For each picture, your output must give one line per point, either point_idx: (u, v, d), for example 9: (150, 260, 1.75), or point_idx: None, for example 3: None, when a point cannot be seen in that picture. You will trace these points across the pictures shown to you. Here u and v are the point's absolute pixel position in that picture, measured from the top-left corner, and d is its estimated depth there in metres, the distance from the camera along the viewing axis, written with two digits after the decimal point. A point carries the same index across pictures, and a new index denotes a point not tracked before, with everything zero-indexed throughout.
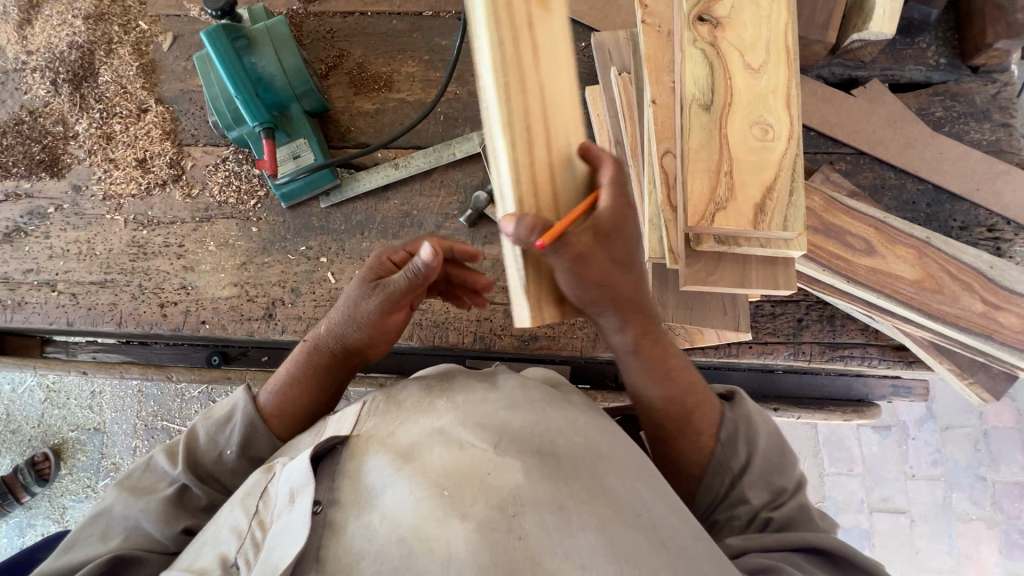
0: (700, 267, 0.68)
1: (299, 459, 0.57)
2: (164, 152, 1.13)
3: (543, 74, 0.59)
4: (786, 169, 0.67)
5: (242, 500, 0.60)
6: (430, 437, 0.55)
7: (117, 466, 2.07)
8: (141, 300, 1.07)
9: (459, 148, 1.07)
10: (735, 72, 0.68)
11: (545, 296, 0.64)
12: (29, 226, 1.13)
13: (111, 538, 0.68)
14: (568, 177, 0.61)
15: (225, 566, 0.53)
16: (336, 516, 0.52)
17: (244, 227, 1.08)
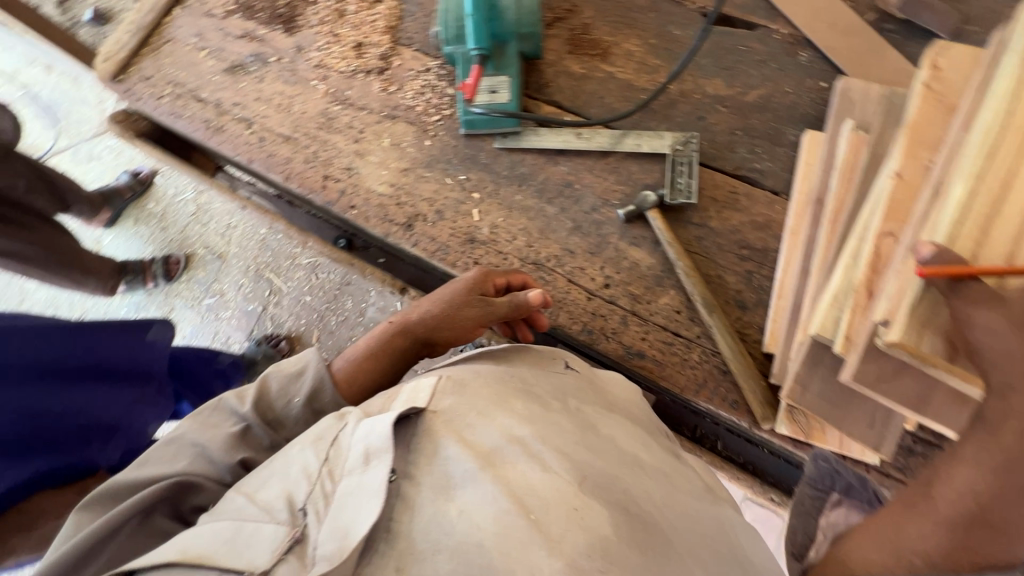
0: (874, 368, 0.59)
1: (381, 423, 0.58)
2: (381, 44, 1.19)
3: None
4: None
5: (312, 442, 0.61)
6: (512, 447, 0.59)
7: (222, 293, 2.33)
8: (310, 165, 1.15)
9: (648, 141, 1.02)
10: None
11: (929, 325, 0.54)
12: (250, 66, 1.25)
13: (179, 458, 0.69)
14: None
15: (293, 510, 0.54)
16: (409, 493, 0.55)
17: (419, 137, 1.12)
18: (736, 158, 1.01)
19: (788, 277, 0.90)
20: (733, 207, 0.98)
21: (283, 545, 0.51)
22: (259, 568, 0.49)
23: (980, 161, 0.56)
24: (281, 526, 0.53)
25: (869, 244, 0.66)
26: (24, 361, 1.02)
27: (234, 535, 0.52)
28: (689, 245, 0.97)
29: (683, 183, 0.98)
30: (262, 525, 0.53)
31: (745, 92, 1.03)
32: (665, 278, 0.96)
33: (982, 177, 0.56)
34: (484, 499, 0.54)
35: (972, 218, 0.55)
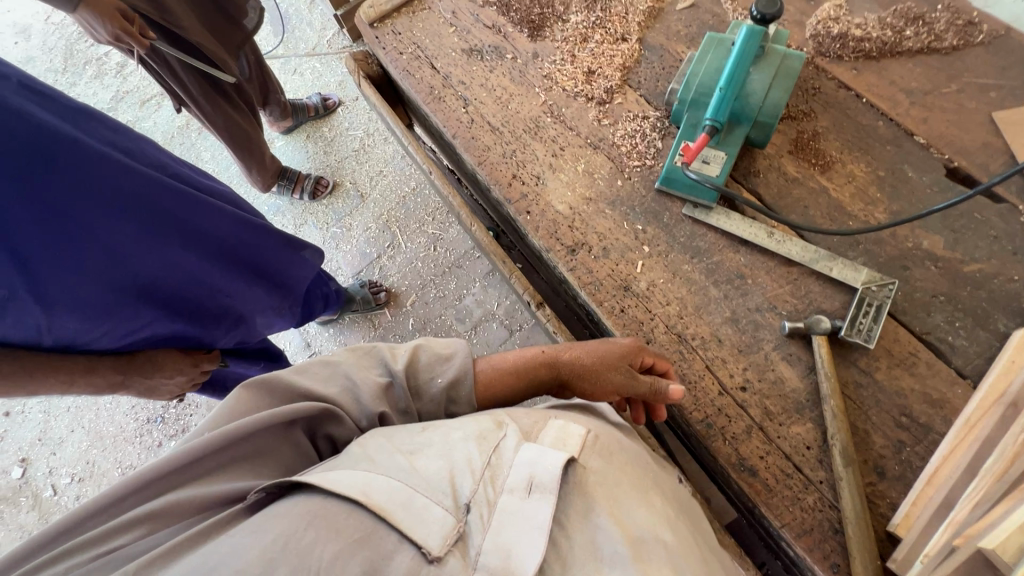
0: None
1: (547, 460, 0.71)
2: (610, 78, 1.24)
3: None
4: None
5: (478, 441, 0.74)
6: (654, 542, 0.68)
7: (349, 227, 2.50)
8: (505, 161, 1.21)
9: (841, 269, 0.98)
10: None
11: None
12: (487, 55, 1.35)
13: (331, 384, 0.81)
14: None
15: (461, 507, 0.67)
16: (561, 542, 0.66)
17: (612, 174, 1.15)
18: (929, 322, 0.94)
19: (945, 467, 0.82)
20: (907, 369, 0.91)
21: (450, 536, 0.63)
22: (432, 550, 0.61)
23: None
24: (447, 514, 0.65)
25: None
26: (218, 242, 1.20)
27: (408, 505, 0.65)
28: (845, 387, 0.92)
29: (865, 325, 0.93)
30: (434, 508, 0.65)
31: (965, 260, 0.97)
32: (807, 409, 0.92)
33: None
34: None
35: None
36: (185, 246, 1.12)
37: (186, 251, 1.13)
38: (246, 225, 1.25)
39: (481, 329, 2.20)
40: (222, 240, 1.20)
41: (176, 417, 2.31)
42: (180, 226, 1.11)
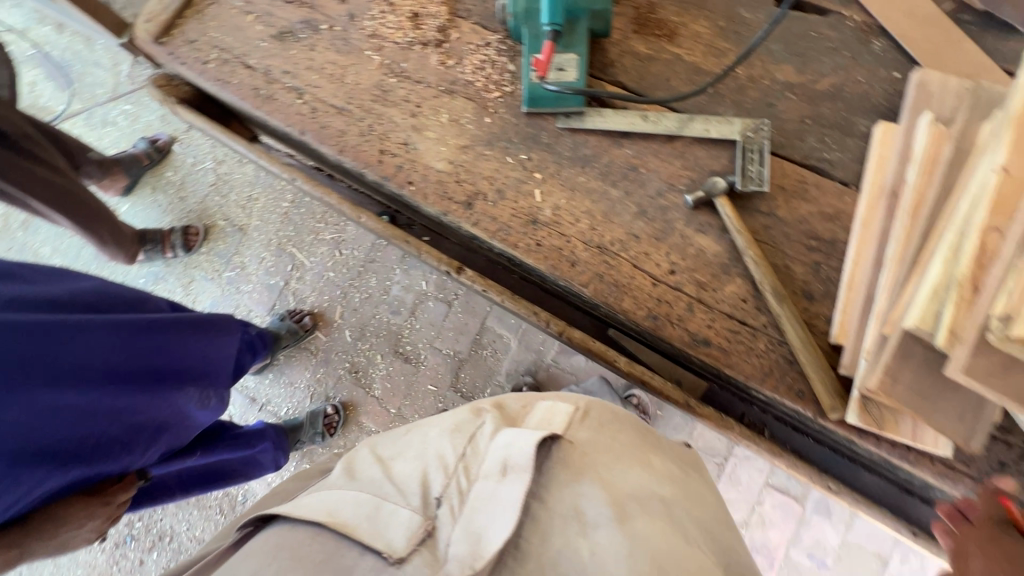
0: (987, 360, 0.58)
1: (518, 446, 0.87)
2: (438, 15, 1.16)
3: None
4: None
5: (454, 442, 0.95)
6: (633, 499, 0.85)
7: (242, 266, 2.30)
8: (366, 139, 1.12)
9: (716, 127, 1.01)
10: None
11: None
12: (300, 34, 1.21)
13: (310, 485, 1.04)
14: None
15: (427, 503, 0.88)
16: (541, 516, 0.84)
17: (478, 114, 1.10)
18: (805, 147, 1.00)
19: (859, 269, 0.89)
20: (801, 197, 0.97)
21: (421, 534, 0.83)
22: (395, 552, 0.80)
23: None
24: (417, 514, 0.85)
25: (970, 238, 0.65)
26: (97, 363, 1.10)
27: (375, 514, 0.86)
28: (757, 234, 0.97)
29: (754, 171, 0.96)
30: (404, 509, 0.86)
31: (816, 80, 1.02)
32: (732, 267, 0.96)
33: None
34: (614, 544, 0.79)
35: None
36: (55, 384, 1.03)
37: (53, 390, 1.03)
38: (121, 331, 1.14)
39: (420, 312, 2.13)
40: (99, 361, 1.10)
41: (147, 527, 2.12)
42: (40, 366, 1.02)
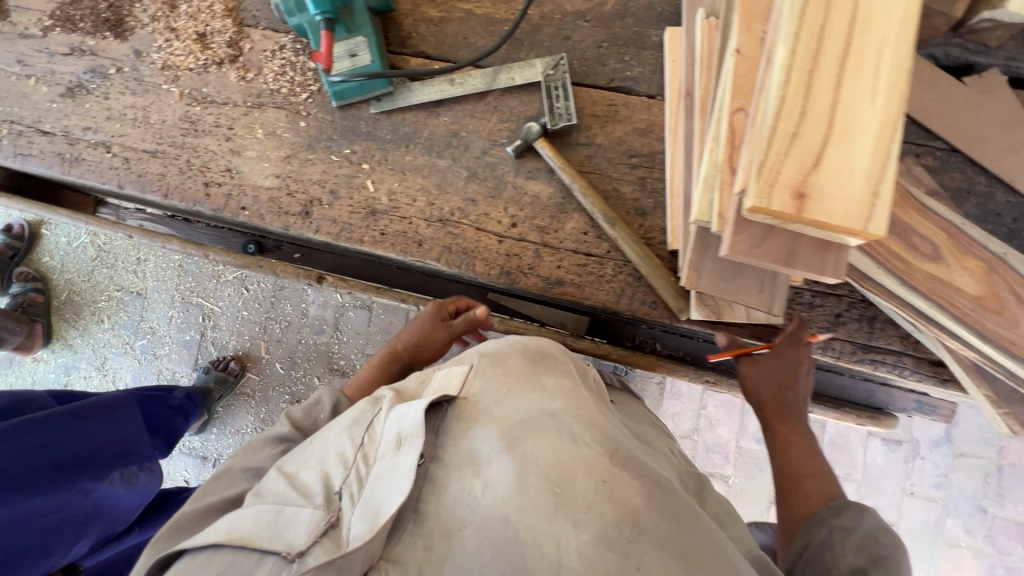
0: (744, 237, 0.63)
1: (410, 413, 0.69)
2: (225, 30, 1.11)
3: (880, 3, 0.56)
4: (876, 153, 0.55)
5: (349, 428, 0.74)
6: (543, 421, 0.68)
7: (153, 330, 2.20)
8: (187, 176, 1.08)
9: (520, 73, 1.01)
10: (838, 7, 0.57)
11: (779, 183, 0.56)
12: (90, 84, 1.14)
13: (239, 481, 0.83)
14: (852, 81, 0.56)
15: (328, 495, 0.67)
16: (440, 477, 0.66)
17: (293, 120, 1.07)
18: (608, 70, 1.02)
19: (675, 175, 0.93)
20: (614, 120, 1.00)
21: (318, 527, 0.62)
22: (295, 548, 0.60)
23: (800, 16, 0.57)
24: (317, 510, 0.65)
25: (722, 125, 0.69)
26: None
27: (275, 518, 0.65)
28: (582, 166, 0.99)
29: (562, 107, 0.97)
30: (302, 509, 0.65)
31: (603, 2, 1.03)
32: (567, 204, 0.98)
33: (800, 31, 0.57)
34: (514, 477, 0.62)
35: (797, 77, 0.57)
36: None
37: None
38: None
39: (343, 324, 2.11)
40: None
41: None
42: None
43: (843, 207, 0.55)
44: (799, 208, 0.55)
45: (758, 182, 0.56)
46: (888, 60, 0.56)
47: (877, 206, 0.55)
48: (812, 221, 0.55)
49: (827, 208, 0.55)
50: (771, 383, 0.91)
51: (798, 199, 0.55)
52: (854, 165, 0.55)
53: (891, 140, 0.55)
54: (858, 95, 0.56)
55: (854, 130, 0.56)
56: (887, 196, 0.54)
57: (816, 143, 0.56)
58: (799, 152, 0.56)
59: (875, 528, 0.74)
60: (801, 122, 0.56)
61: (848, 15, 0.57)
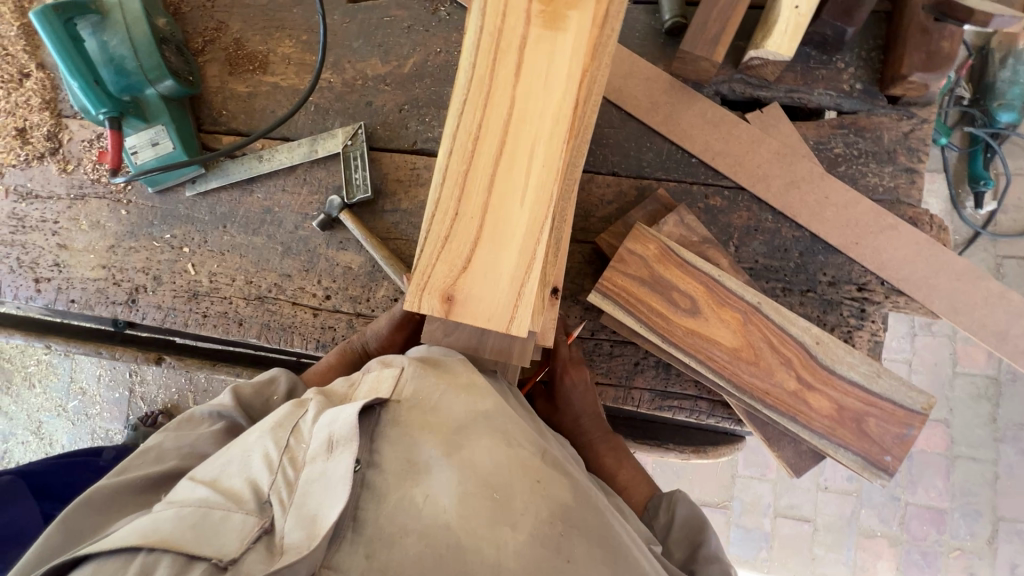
0: (438, 325, 0.73)
1: (347, 412, 0.57)
2: (42, 123, 1.11)
3: (530, 114, 0.59)
4: (522, 260, 0.59)
5: (273, 430, 0.59)
6: (477, 422, 0.59)
7: (83, 391, 2.19)
8: (18, 273, 1.09)
9: (323, 144, 1.02)
10: (491, 119, 0.59)
11: (433, 286, 0.61)
12: None
13: (167, 461, 0.68)
14: (502, 191, 0.60)
15: (260, 500, 0.54)
16: (374, 479, 0.55)
17: (114, 209, 1.08)
18: (410, 133, 1.02)
19: None
20: (417, 184, 1.01)
21: (251, 534, 0.50)
22: (228, 555, 0.48)
23: (460, 118, 0.60)
24: (250, 516, 0.52)
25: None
26: None
27: (201, 522, 0.50)
28: (389, 233, 1.00)
29: (359, 178, 0.99)
30: (231, 514, 0.52)
31: (401, 64, 1.04)
32: (377, 272, 1.00)
33: (457, 136, 0.60)
34: (452, 480, 0.54)
35: (452, 180, 0.60)
36: None
37: None
38: None
39: None
40: None
41: None
42: None
43: (488, 308, 0.60)
44: (447, 310, 0.60)
45: (413, 286, 0.61)
46: (538, 170, 0.59)
47: (519, 307, 0.59)
48: (462, 321, 0.60)
49: (471, 312, 0.60)
50: (582, 393, 0.88)
51: (446, 302, 0.60)
52: (501, 268, 0.60)
53: (535, 242, 0.59)
54: (508, 198, 0.59)
55: (503, 233, 0.60)
56: (528, 299, 0.59)
57: (467, 246, 0.60)
58: (451, 256, 0.60)
59: (687, 514, 0.76)
60: (455, 231, 0.60)
61: (503, 118, 0.59)
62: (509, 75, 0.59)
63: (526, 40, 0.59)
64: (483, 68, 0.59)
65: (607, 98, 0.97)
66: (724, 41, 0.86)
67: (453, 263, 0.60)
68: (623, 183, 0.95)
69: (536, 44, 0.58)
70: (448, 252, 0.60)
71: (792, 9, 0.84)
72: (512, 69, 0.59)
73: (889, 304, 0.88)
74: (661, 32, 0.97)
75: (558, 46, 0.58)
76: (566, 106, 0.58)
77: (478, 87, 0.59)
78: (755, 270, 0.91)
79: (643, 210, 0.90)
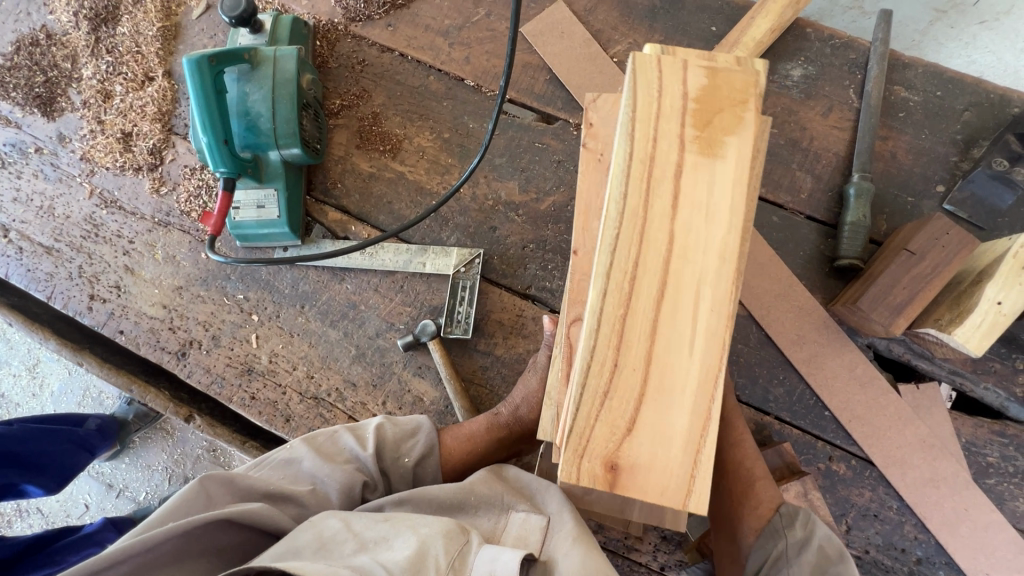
0: None
1: (509, 554, 0.60)
2: (151, 135, 1.05)
3: (692, 250, 0.45)
4: (696, 418, 0.46)
5: (445, 535, 0.62)
6: None
7: None
8: (75, 282, 1.02)
9: (433, 260, 0.94)
10: (648, 257, 0.45)
11: (591, 447, 0.47)
12: (7, 157, 1.09)
13: (300, 484, 0.73)
14: (664, 341, 0.46)
15: None
16: None
17: (194, 249, 1.01)
18: (527, 275, 0.93)
19: None
20: (519, 333, 0.92)
21: None
22: None
23: (610, 254, 0.46)
24: None
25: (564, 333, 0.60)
26: None
27: None
28: (474, 377, 0.92)
29: (462, 313, 0.91)
30: None
31: (540, 198, 0.95)
32: (448, 414, 0.91)
33: (609, 275, 0.46)
34: None
35: (607, 327, 0.46)
36: None
37: None
38: None
39: None
40: None
41: None
42: None
43: (660, 482, 0.46)
44: (610, 481, 0.46)
45: (567, 453, 0.47)
46: (708, 316, 0.45)
47: (697, 479, 0.46)
48: (628, 496, 0.46)
49: (645, 485, 0.46)
50: None
51: (608, 470, 0.46)
52: (673, 426, 0.46)
53: (711, 397, 0.46)
54: (673, 346, 0.46)
55: (669, 389, 0.46)
56: (709, 466, 0.45)
57: (629, 404, 0.46)
58: (611, 416, 0.46)
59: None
60: (611, 385, 0.46)
61: (661, 257, 0.45)
62: (666, 203, 0.45)
63: (683, 163, 0.46)
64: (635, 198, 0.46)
65: (750, 314, 0.87)
66: (909, 314, 0.76)
67: (618, 423, 0.46)
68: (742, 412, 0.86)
69: (694, 173, 0.46)
70: (605, 412, 0.46)
71: (994, 306, 0.74)
72: (668, 201, 0.45)
73: None
74: (828, 262, 0.88)
75: (725, 167, 0.46)
76: (735, 234, 0.45)
77: (631, 219, 0.46)
78: (862, 560, 0.81)
79: None
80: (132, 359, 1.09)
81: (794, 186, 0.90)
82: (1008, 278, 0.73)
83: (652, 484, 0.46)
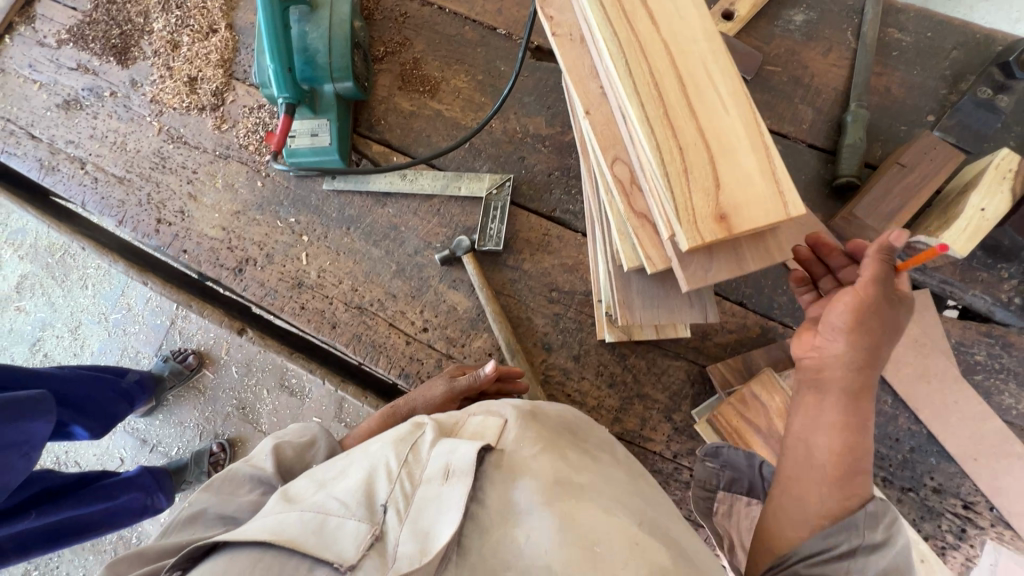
0: (695, 266, 0.63)
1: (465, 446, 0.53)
2: (214, 79, 1.17)
3: (686, 49, 0.63)
4: (760, 153, 0.60)
5: (394, 443, 0.56)
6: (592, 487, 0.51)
7: (129, 307, 2.12)
8: (144, 208, 1.13)
9: (468, 184, 1.04)
10: (658, 65, 0.63)
11: (699, 212, 0.59)
12: (85, 100, 1.21)
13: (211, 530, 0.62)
14: (702, 111, 0.62)
15: (371, 506, 0.50)
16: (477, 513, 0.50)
17: (251, 178, 1.12)
18: (552, 200, 1.03)
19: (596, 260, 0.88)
20: (545, 250, 1.01)
21: (365, 540, 0.48)
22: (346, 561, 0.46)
23: (631, 79, 0.63)
24: (360, 523, 0.49)
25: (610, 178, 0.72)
26: None
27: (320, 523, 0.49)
28: (503, 288, 1.01)
29: (494, 229, 1.01)
30: (344, 522, 0.49)
31: (565, 131, 1.05)
32: (480, 321, 1.00)
33: (639, 91, 0.62)
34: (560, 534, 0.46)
35: (658, 125, 0.61)
36: None
37: None
38: None
39: None
40: None
41: None
42: None
43: (761, 205, 0.58)
44: (724, 227, 0.58)
45: (684, 225, 0.58)
46: (720, 85, 0.62)
47: (785, 192, 0.59)
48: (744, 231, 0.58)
49: (752, 216, 0.58)
50: None
51: (719, 222, 0.58)
52: (744, 166, 0.60)
53: (759, 133, 0.61)
54: (713, 113, 0.61)
55: (728, 143, 0.61)
56: (786, 179, 0.59)
57: (707, 168, 0.60)
58: (697, 184, 0.59)
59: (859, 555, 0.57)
60: (684, 160, 0.60)
61: (666, 57, 0.63)
62: (649, 26, 0.64)
63: None
64: (623, 32, 0.64)
65: None
66: (899, 219, 0.84)
67: (706, 185, 0.59)
68: (749, 317, 0.93)
69: None
70: (689, 179, 0.60)
71: (978, 211, 0.81)
72: (647, 22, 0.64)
73: (993, 534, 0.83)
74: (828, 184, 0.96)
75: None
76: (709, 23, 0.64)
77: (631, 52, 0.63)
78: None
79: (767, 354, 0.89)
80: (185, 278, 1.20)
81: (797, 118, 0.99)
82: (990, 186, 0.82)
83: (759, 212, 0.58)
